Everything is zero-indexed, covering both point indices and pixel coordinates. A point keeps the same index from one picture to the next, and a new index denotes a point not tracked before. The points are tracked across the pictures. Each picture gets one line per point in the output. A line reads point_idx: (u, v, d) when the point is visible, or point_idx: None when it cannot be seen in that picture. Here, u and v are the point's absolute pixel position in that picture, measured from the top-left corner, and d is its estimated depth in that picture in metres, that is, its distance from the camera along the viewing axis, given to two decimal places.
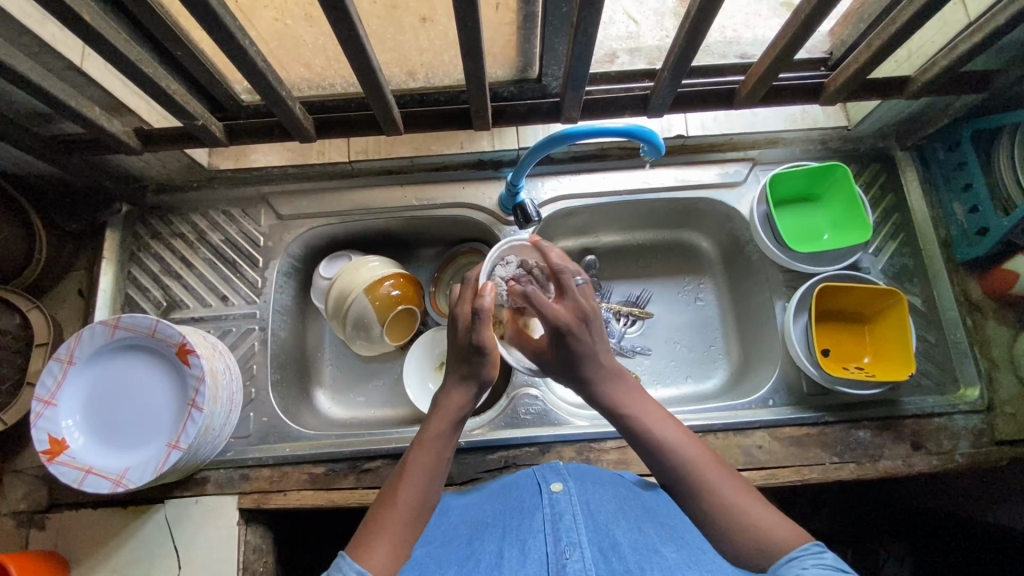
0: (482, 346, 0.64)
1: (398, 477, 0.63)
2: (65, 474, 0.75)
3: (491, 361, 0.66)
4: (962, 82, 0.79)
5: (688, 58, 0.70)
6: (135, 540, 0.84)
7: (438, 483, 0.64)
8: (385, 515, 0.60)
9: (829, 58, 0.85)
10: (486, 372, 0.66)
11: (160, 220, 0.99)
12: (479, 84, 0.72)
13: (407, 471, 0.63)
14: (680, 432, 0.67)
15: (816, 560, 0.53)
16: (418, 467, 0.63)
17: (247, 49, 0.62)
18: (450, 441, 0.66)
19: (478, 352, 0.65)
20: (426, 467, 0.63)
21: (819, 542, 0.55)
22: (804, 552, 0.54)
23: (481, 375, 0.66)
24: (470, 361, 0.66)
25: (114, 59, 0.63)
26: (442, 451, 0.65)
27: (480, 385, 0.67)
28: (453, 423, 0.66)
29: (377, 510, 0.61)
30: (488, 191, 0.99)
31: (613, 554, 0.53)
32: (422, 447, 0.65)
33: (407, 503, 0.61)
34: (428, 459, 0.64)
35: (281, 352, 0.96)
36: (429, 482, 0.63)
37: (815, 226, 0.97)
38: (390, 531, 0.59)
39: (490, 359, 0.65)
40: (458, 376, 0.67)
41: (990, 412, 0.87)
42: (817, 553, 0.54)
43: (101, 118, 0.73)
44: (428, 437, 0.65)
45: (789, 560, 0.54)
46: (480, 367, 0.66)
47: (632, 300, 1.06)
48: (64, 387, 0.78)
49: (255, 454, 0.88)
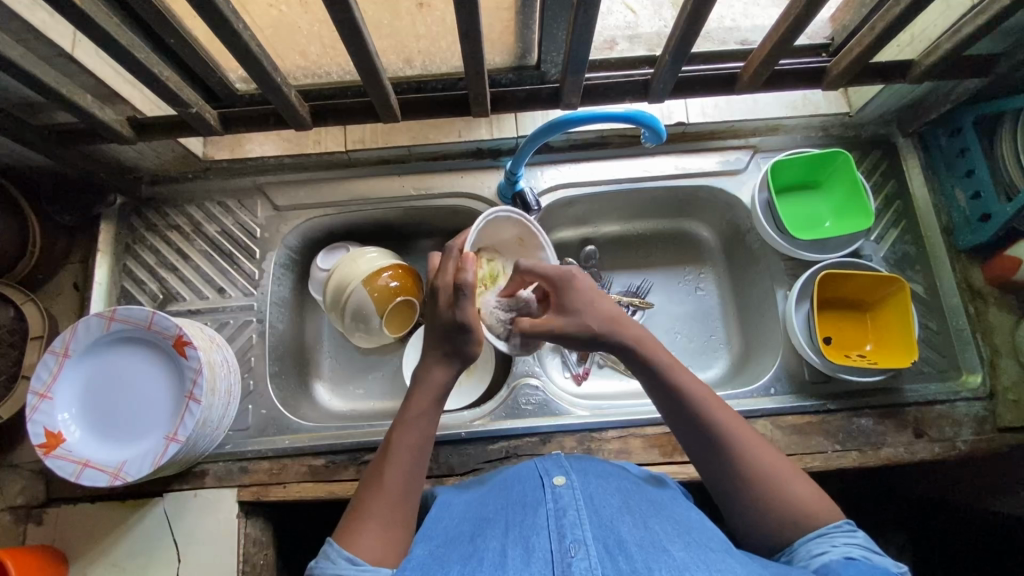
0: (466, 322, 0.65)
1: (383, 460, 0.63)
2: (63, 467, 0.74)
3: (476, 338, 0.66)
4: (966, 67, 0.78)
5: (689, 41, 0.69)
6: (135, 534, 0.83)
7: (424, 464, 0.64)
8: (371, 499, 0.60)
9: (830, 44, 0.84)
10: (470, 349, 0.67)
11: (155, 211, 0.98)
12: (478, 70, 0.71)
13: (390, 453, 0.63)
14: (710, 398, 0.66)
15: (847, 538, 0.57)
16: (403, 449, 0.63)
17: (240, 33, 0.61)
18: (434, 417, 0.66)
19: (463, 329, 0.65)
20: (409, 449, 0.63)
21: (849, 520, 0.59)
22: (835, 528, 0.58)
23: (466, 353, 0.67)
24: (454, 339, 0.66)
25: (105, 45, 0.61)
26: (423, 430, 0.65)
27: (462, 362, 0.67)
28: (434, 399, 0.66)
29: (364, 494, 0.61)
30: (487, 181, 0.98)
31: (618, 552, 0.52)
32: (403, 427, 0.65)
33: (393, 487, 0.61)
34: (412, 438, 0.64)
35: (279, 344, 0.96)
36: (414, 462, 0.63)
37: (819, 214, 0.96)
38: (378, 517, 0.59)
39: (474, 335, 0.66)
40: (442, 354, 0.67)
41: (992, 399, 0.87)
42: (847, 532, 0.57)
43: (94, 107, 0.72)
44: (409, 414, 0.65)
45: (819, 534, 0.58)
46: (465, 344, 0.66)
47: (632, 290, 1.05)
48: (60, 379, 0.77)
49: (254, 446, 0.87)
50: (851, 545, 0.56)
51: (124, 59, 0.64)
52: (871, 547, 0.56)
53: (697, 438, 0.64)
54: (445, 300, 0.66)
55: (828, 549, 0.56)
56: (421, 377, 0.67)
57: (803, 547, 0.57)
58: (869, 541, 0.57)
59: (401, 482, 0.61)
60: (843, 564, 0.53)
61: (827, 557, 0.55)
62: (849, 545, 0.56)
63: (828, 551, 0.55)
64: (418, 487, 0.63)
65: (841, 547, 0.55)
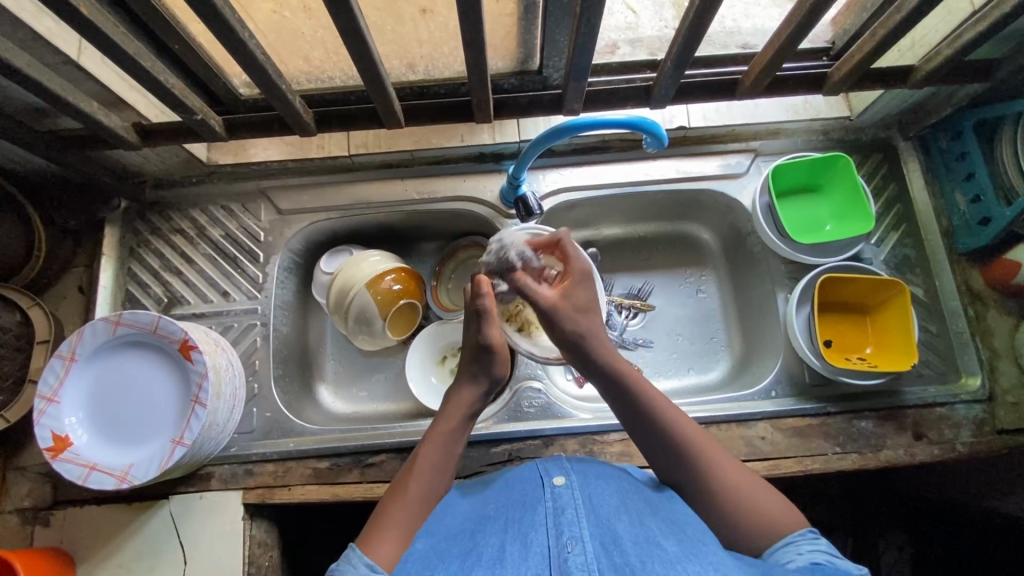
0: (491, 345, 0.69)
1: (409, 471, 0.65)
2: (69, 471, 0.75)
3: (501, 360, 0.70)
4: (966, 73, 0.79)
5: (693, 48, 0.70)
6: (142, 537, 0.84)
7: (447, 478, 0.67)
8: (395, 509, 0.62)
9: (831, 48, 0.85)
10: (497, 369, 0.70)
11: (159, 215, 0.98)
12: (481, 76, 0.72)
13: (418, 465, 0.66)
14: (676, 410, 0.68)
15: (812, 545, 0.57)
16: (428, 464, 0.65)
17: (246, 41, 0.61)
18: (460, 437, 0.69)
19: (488, 350, 0.69)
20: (436, 462, 0.66)
21: (813, 528, 0.60)
22: (799, 537, 0.58)
23: (493, 373, 0.70)
24: (479, 361, 0.70)
25: (112, 53, 0.62)
26: (452, 447, 0.68)
27: (491, 383, 0.71)
28: (464, 420, 0.70)
29: (387, 502, 0.63)
30: (489, 184, 0.98)
31: (613, 548, 0.53)
32: (433, 442, 0.67)
33: (418, 496, 0.63)
34: (438, 455, 0.66)
35: (283, 347, 0.96)
36: (439, 477, 0.65)
37: (820, 217, 0.97)
38: (400, 524, 0.60)
39: (500, 356, 0.70)
40: (470, 375, 0.71)
41: (991, 402, 0.88)
42: (812, 540, 0.58)
43: (99, 113, 0.73)
44: (439, 431, 0.68)
45: (786, 543, 0.58)
46: (490, 365, 0.70)
47: (633, 293, 1.06)
48: (67, 383, 0.78)
49: (258, 449, 0.88)
50: (815, 552, 0.56)
51: (129, 66, 0.64)
52: (836, 552, 0.57)
53: (660, 448, 0.66)
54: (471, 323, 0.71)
55: (794, 558, 0.56)
56: (451, 397, 0.71)
57: (772, 557, 0.58)
58: (832, 547, 0.57)
59: (425, 496, 0.63)
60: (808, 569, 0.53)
61: (794, 564, 0.55)
62: (813, 552, 0.56)
63: (794, 560, 0.56)
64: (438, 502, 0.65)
65: (807, 554, 0.56)
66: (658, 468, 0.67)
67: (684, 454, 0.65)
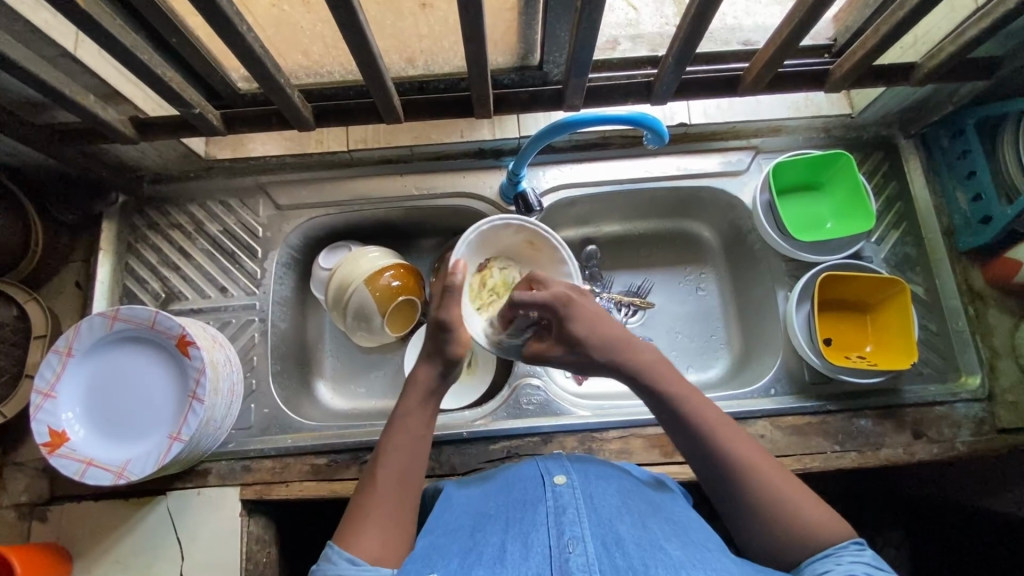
0: (448, 322, 0.68)
1: (378, 459, 0.64)
2: (66, 466, 0.75)
3: (457, 338, 0.69)
4: (968, 70, 0.78)
5: (694, 45, 0.69)
6: (139, 532, 0.84)
7: (419, 463, 0.64)
8: (368, 499, 0.61)
9: (833, 45, 0.85)
10: (452, 349, 0.69)
11: (157, 210, 0.98)
12: (481, 71, 0.71)
13: (384, 453, 0.64)
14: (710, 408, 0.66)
15: (855, 556, 0.56)
16: (397, 449, 0.64)
17: (243, 34, 0.61)
18: (423, 417, 0.67)
19: (444, 327, 0.68)
20: (403, 448, 0.64)
21: (858, 540, 0.58)
22: (841, 549, 0.57)
23: (447, 353, 0.69)
24: (438, 342, 0.69)
25: (108, 46, 0.62)
26: (417, 430, 0.66)
27: (446, 363, 0.69)
28: (423, 398, 0.67)
29: (359, 497, 0.62)
30: (489, 180, 0.98)
31: (616, 548, 0.52)
32: (397, 428, 0.66)
33: (388, 486, 0.61)
34: (406, 437, 0.65)
35: (281, 343, 0.96)
36: (411, 458, 0.64)
37: (820, 215, 0.96)
38: (375, 517, 0.59)
39: (456, 335, 0.69)
40: (427, 352, 0.70)
41: (991, 401, 0.87)
42: (855, 552, 0.56)
43: (96, 107, 0.72)
44: (401, 416, 0.66)
45: (825, 555, 0.57)
46: (446, 344, 0.69)
47: (633, 290, 1.06)
48: (64, 378, 0.78)
49: (256, 445, 0.88)
50: (856, 563, 0.55)
51: (127, 59, 0.64)
52: (879, 565, 0.55)
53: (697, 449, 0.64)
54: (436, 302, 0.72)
55: (832, 568, 0.55)
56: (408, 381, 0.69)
57: (809, 566, 0.57)
58: (877, 560, 0.56)
59: (398, 480, 0.62)
60: None
61: (831, 574, 0.54)
62: (853, 563, 0.55)
63: (831, 569, 0.54)
64: (416, 484, 0.63)
65: (846, 564, 0.54)
66: (698, 470, 0.65)
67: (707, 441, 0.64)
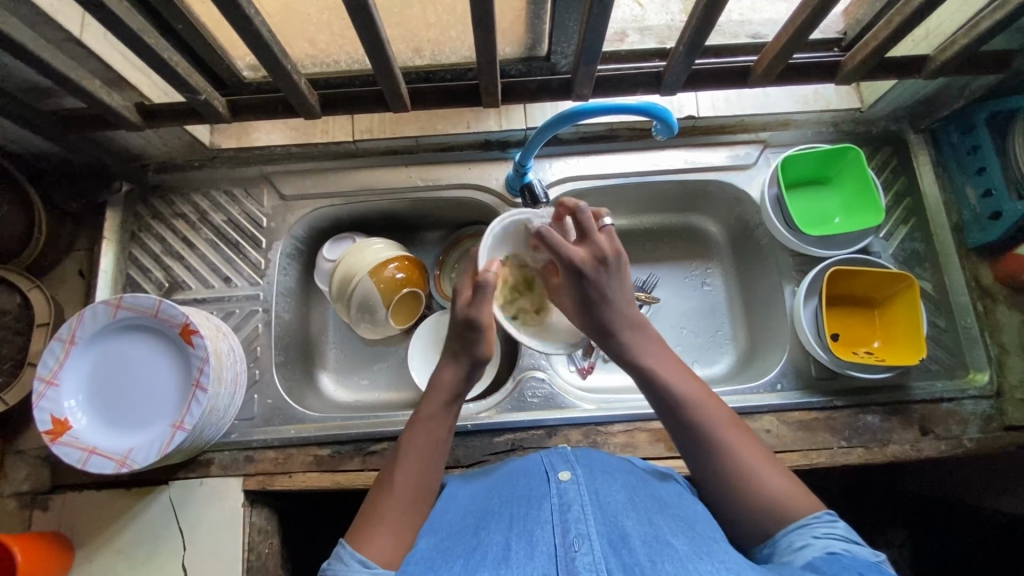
0: (476, 322, 0.65)
1: (396, 462, 0.63)
2: (69, 454, 0.74)
3: (485, 340, 0.66)
4: (980, 64, 0.78)
5: (705, 34, 0.69)
6: (140, 523, 0.83)
7: (436, 467, 0.64)
8: (383, 501, 0.60)
9: (843, 38, 0.83)
10: (479, 350, 0.66)
11: (161, 199, 0.97)
12: (489, 60, 0.71)
13: (402, 455, 0.63)
14: (700, 391, 0.66)
15: (829, 529, 0.56)
16: (415, 452, 0.63)
17: (251, 18, 0.60)
18: (445, 421, 0.66)
19: (472, 328, 0.65)
20: (420, 450, 0.63)
21: (830, 511, 0.58)
22: (816, 520, 0.57)
23: (474, 353, 0.66)
24: (464, 341, 0.66)
25: (115, 28, 0.61)
26: (435, 432, 0.65)
27: (472, 363, 0.67)
28: (446, 403, 0.66)
29: (374, 498, 0.61)
30: (494, 172, 0.97)
31: (623, 546, 0.52)
32: (416, 429, 0.65)
33: (404, 489, 0.61)
34: (425, 442, 0.64)
35: (285, 334, 0.95)
36: (428, 463, 0.63)
37: (828, 210, 0.96)
38: (389, 520, 0.59)
39: (484, 336, 0.66)
40: (452, 353, 0.67)
41: (999, 398, 0.87)
42: (829, 523, 0.56)
43: (102, 92, 0.72)
44: (423, 417, 0.65)
45: (800, 525, 0.57)
46: (473, 345, 0.66)
47: (638, 285, 1.05)
48: (67, 366, 0.77)
49: (259, 436, 0.87)
50: (831, 537, 0.55)
51: (133, 43, 0.63)
52: (853, 537, 0.55)
53: (688, 440, 0.64)
54: (462, 298, 0.68)
55: (809, 543, 0.55)
56: (434, 381, 0.67)
57: (786, 540, 0.56)
58: (850, 531, 0.56)
59: (413, 484, 0.61)
60: (823, 559, 0.52)
61: (808, 551, 0.54)
62: (829, 537, 0.54)
63: (808, 546, 0.54)
64: (430, 488, 0.62)
65: (822, 540, 0.54)
66: (686, 459, 0.65)
67: (708, 442, 0.63)
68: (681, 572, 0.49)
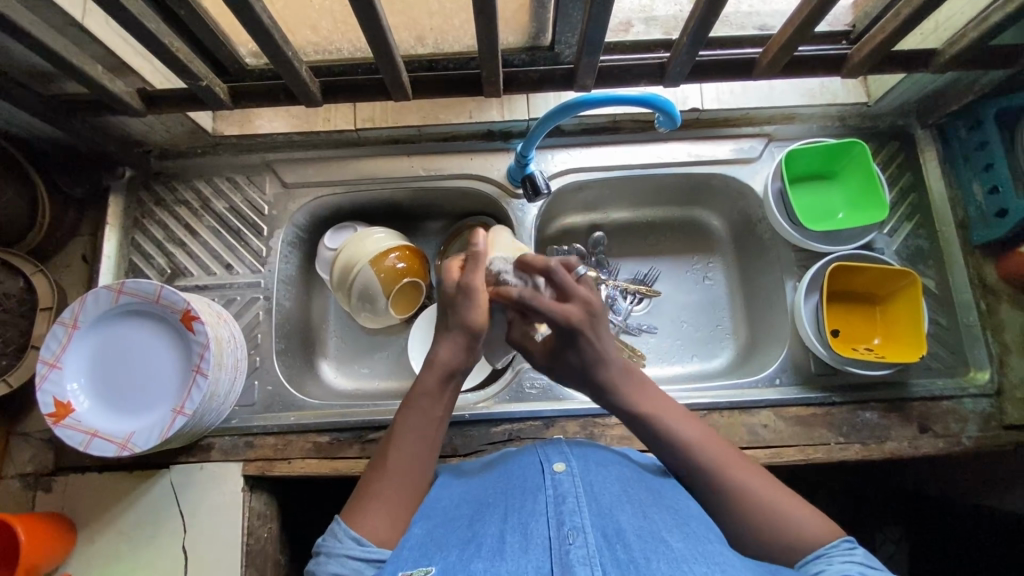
0: (471, 286, 0.64)
1: (389, 441, 0.63)
2: (71, 437, 0.75)
3: (478, 307, 0.64)
4: (992, 58, 0.76)
5: (710, 24, 0.68)
6: (141, 504, 0.85)
7: (431, 446, 0.63)
8: (377, 480, 0.60)
9: (852, 31, 0.82)
10: (473, 317, 0.64)
11: (164, 186, 0.98)
12: (491, 49, 0.70)
13: (397, 434, 0.63)
14: (701, 430, 0.65)
15: (846, 556, 0.55)
16: (409, 432, 0.62)
17: (252, 6, 0.60)
18: (441, 399, 0.64)
19: (468, 294, 0.64)
20: (415, 429, 0.62)
21: (848, 538, 0.57)
22: (832, 549, 0.56)
23: (468, 320, 0.64)
24: (454, 308, 0.65)
25: (116, 14, 0.61)
26: (431, 409, 0.64)
27: (467, 333, 0.64)
28: (442, 379, 0.64)
29: (368, 477, 0.61)
30: (497, 162, 0.97)
31: (616, 541, 0.53)
32: (410, 409, 0.64)
33: (400, 468, 0.61)
34: (419, 420, 0.63)
35: (286, 322, 0.96)
36: (424, 441, 0.63)
37: (833, 205, 0.95)
38: (381, 498, 0.59)
39: (476, 303, 0.64)
40: (447, 327, 0.66)
41: (999, 396, 0.86)
42: (846, 551, 0.56)
43: (103, 77, 0.72)
44: (417, 395, 0.64)
45: (817, 555, 0.56)
46: (466, 310, 0.64)
47: (639, 278, 1.05)
48: (69, 351, 0.78)
49: (259, 422, 0.88)
50: (848, 562, 0.55)
51: (134, 28, 0.63)
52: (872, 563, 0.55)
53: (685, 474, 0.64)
54: (451, 269, 0.67)
55: (824, 568, 0.54)
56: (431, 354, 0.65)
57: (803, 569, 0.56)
58: (869, 558, 0.56)
59: (408, 463, 0.61)
60: None
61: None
62: (845, 562, 0.54)
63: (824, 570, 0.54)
64: (425, 468, 0.62)
65: (838, 565, 0.54)
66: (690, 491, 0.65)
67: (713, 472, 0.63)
68: (674, 571, 0.49)
